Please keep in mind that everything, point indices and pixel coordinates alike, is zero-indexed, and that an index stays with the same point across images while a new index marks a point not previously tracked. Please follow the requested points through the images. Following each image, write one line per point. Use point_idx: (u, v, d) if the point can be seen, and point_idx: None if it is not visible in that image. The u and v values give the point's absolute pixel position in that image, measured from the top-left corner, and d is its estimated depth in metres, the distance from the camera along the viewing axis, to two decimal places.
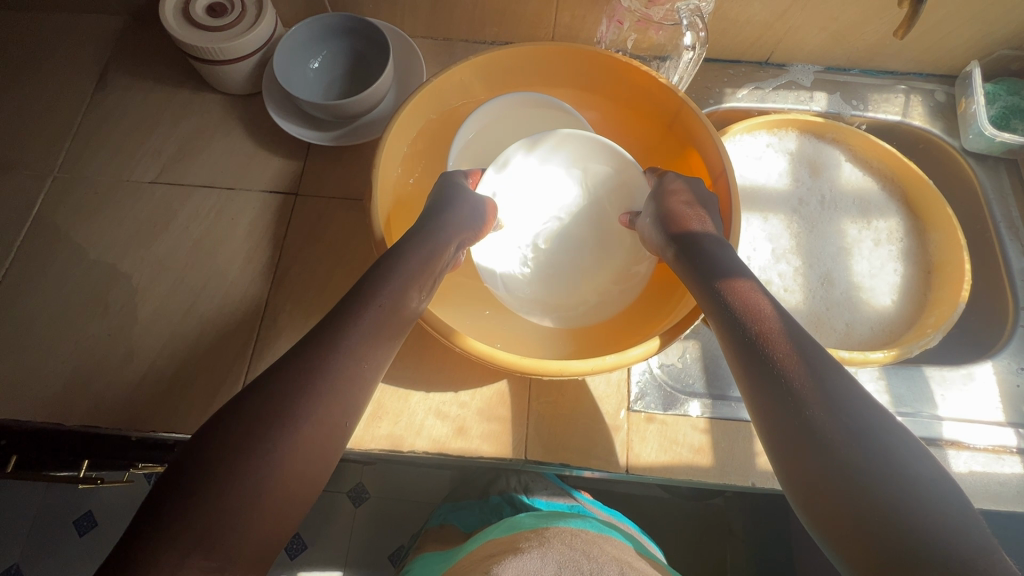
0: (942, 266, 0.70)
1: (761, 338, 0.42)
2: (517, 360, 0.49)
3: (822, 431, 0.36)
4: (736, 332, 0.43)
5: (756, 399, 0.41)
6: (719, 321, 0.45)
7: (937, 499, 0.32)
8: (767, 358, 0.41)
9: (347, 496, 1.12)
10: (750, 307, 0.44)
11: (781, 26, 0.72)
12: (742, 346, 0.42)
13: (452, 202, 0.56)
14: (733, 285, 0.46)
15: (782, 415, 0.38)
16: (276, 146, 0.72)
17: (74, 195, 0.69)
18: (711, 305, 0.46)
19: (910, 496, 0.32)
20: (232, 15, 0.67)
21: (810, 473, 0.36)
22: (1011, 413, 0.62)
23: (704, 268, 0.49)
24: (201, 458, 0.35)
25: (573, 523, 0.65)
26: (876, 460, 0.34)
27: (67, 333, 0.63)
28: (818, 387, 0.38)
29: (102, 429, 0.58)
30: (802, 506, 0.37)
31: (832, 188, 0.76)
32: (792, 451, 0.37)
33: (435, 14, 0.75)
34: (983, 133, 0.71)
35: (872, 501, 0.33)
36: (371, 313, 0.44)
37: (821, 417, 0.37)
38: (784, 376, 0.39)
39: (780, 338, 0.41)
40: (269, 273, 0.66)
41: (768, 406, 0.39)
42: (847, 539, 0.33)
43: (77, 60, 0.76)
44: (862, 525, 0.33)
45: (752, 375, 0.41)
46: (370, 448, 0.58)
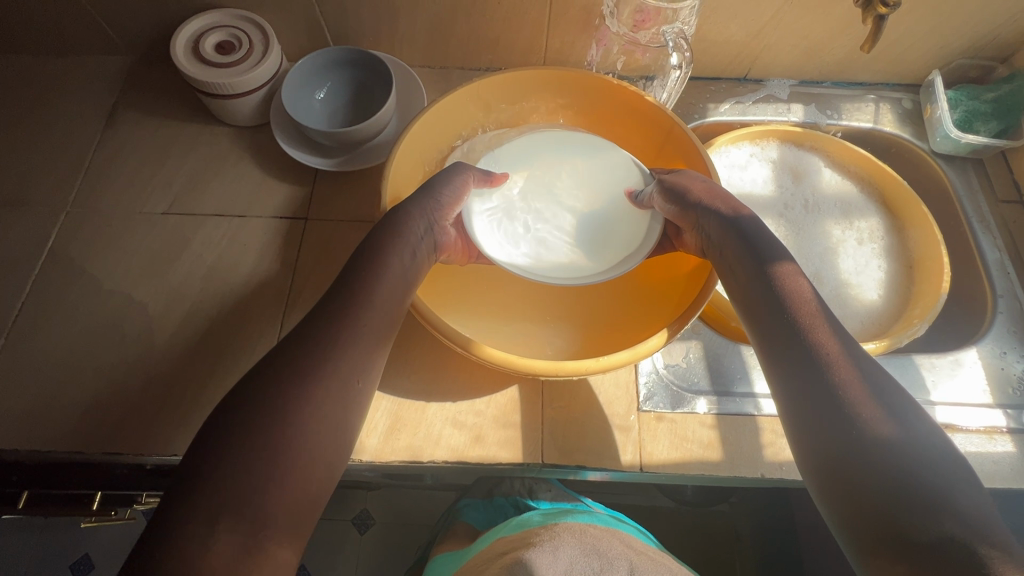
0: (923, 261, 0.75)
1: (802, 321, 0.45)
2: (514, 361, 0.51)
3: (857, 411, 0.39)
4: (775, 313, 0.46)
5: (783, 369, 0.44)
6: (761, 301, 0.48)
7: (946, 481, 0.36)
8: (806, 338, 0.43)
9: (352, 523, 1.11)
10: (794, 293, 0.46)
11: (757, 44, 0.78)
12: (775, 322, 0.46)
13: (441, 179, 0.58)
14: (780, 269, 0.48)
15: (806, 387, 0.42)
16: (284, 173, 0.75)
17: (87, 229, 0.71)
18: (751, 282, 0.49)
19: (940, 480, 0.36)
20: (241, 51, 0.71)
21: (838, 450, 0.39)
22: (998, 395, 0.65)
23: (753, 245, 0.50)
24: (219, 454, 0.36)
25: (580, 518, 0.66)
26: (908, 442, 0.38)
27: (84, 362, 0.63)
28: (857, 371, 0.41)
29: (124, 455, 0.59)
30: (816, 477, 0.40)
31: (814, 192, 0.81)
32: (811, 418, 0.41)
33: (433, 45, 0.79)
34: (950, 135, 0.76)
35: (901, 479, 0.36)
36: (373, 310, 0.47)
37: (860, 398, 0.40)
38: (821, 352, 0.42)
39: (821, 322, 0.44)
40: (283, 295, 0.67)
41: (801, 381, 0.42)
42: (866, 512, 0.37)
43: (86, 100, 0.78)
44: (870, 492, 0.37)
45: (788, 350, 0.44)
46: (390, 460, 0.59)
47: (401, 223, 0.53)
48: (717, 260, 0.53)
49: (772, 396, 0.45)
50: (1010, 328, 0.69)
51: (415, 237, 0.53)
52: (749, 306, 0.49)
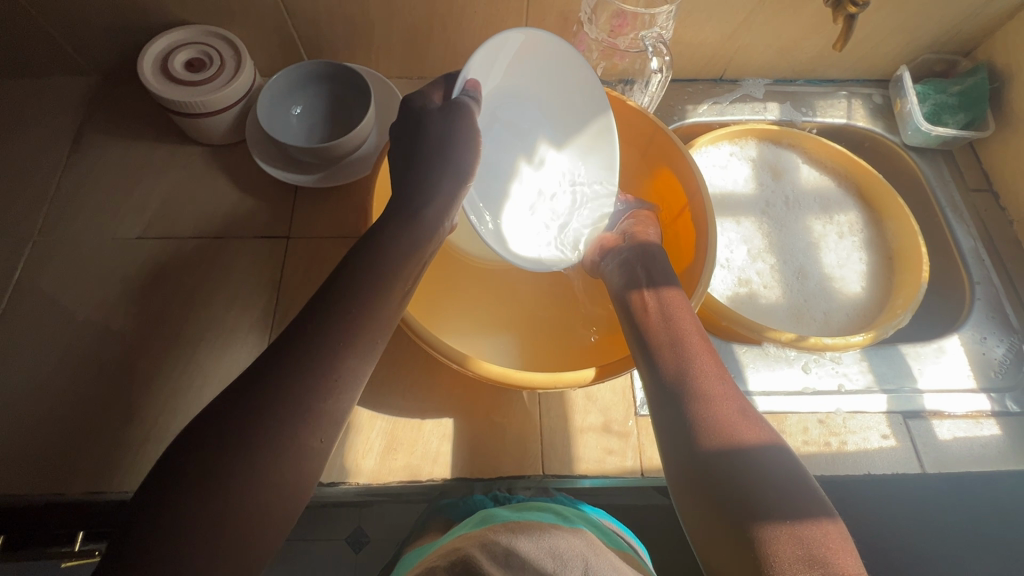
0: (901, 251, 0.77)
1: (683, 340, 0.48)
2: (502, 372, 0.51)
3: (723, 429, 0.42)
4: (661, 331, 0.49)
5: (659, 382, 0.46)
6: (650, 319, 0.51)
7: (796, 494, 0.38)
8: (684, 356, 0.47)
9: (345, 543, 1.02)
10: (679, 317, 0.50)
11: (731, 45, 0.79)
12: (651, 342, 0.49)
13: (445, 161, 0.49)
14: (669, 294, 0.53)
15: (677, 400, 0.44)
16: (263, 191, 0.73)
17: (57, 258, 0.68)
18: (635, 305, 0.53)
19: (789, 489, 0.39)
20: (212, 69, 0.69)
21: (702, 464, 0.41)
22: (981, 379, 0.66)
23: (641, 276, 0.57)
24: (193, 499, 0.33)
25: (547, 518, 0.55)
26: (764, 453, 0.41)
27: (60, 398, 0.61)
28: (725, 387, 0.44)
29: (107, 493, 0.57)
30: (683, 493, 0.42)
31: (794, 189, 0.82)
32: (680, 430, 0.43)
33: (410, 56, 0.78)
34: (920, 128, 0.78)
35: (753, 495, 0.38)
36: (370, 328, 0.42)
37: (725, 411, 0.43)
38: (695, 370, 0.46)
39: (702, 346, 0.48)
40: (268, 316, 0.66)
41: (672, 397, 0.45)
42: (723, 525, 0.39)
43: (49, 123, 0.75)
44: (727, 501, 0.39)
45: (660, 364, 0.47)
46: (388, 481, 0.58)
47: None
48: (626, 283, 0.58)
49: (649, 407, 0.47)
50: (988, 314, 0.71)
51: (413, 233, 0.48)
52: (633, 327, 0.52)
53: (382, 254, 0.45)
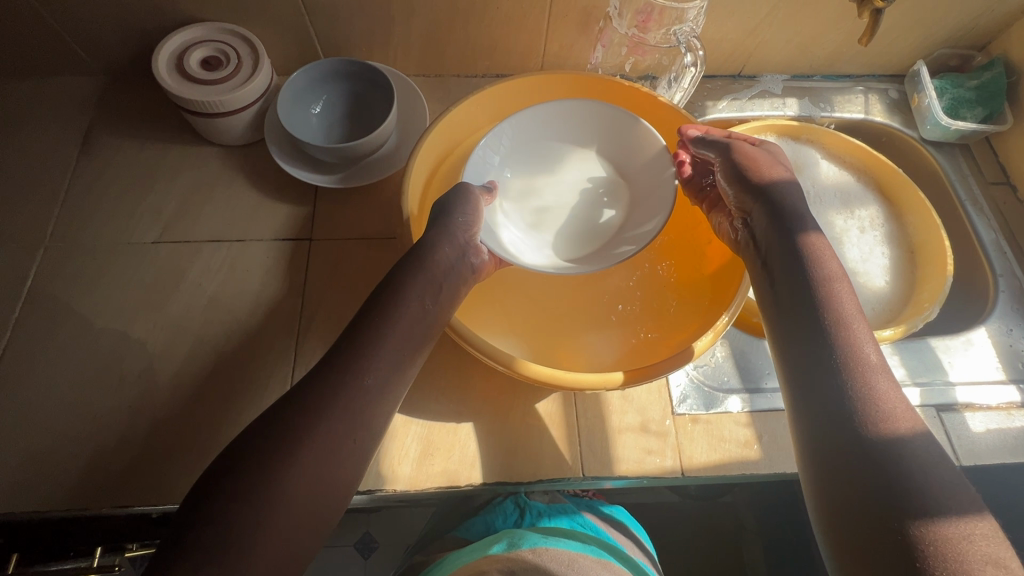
0: (923, 244, 0.77)
1: (826, 305, 0.47)
2: (549, 373, 0.51)
3: (864, 401, 0.42)
4: (799, 291, 0.49)
5: (796, 346, 0.47)
6: (785, 278, 0.50)
7: (938, 481, 0.38)
8: (825, 323, 0.46)
9: (354, 548, 0.99)
10: (824, 278, 0.49)
11: (752, 42, 0.78)
12: (804, 297, 0.48)
13: (455, 206, 0.56)
14: (811, 253, 0.51)
15: (815, 366, 0.45)
16: (282, 192, 0.71)
17: (70, 265, 0.65)
18: (782, 254, 0.52)
19: (938, 471, 0.39)
20: (228, 67, 0.67)
21: (851, 428, 0.41)
22: (1009, 370, 0.67)
23: (785, 221, 0.53)
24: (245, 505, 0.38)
25: (571, 545, 0.63)
26: (915, 431, 0.41)
27: (80, 410, 0.58)
28: (878, 358, 0.44)
29: (133, 507, 0.54)
30: (820, 453, 0.43)
31: (815, 184, 0.82)
32: (816, 397, 0.44)
33: (429, 53, 0.77)
34: (940, 123, 0.79)
35: (890, 469, 0.39)
36: (393, 338, 0.47)
37: (880, 384, 0.43)
38: (839, 339, 0.45)
39: (850, 315, 0.47)
40: (294, 321, 0.64)
41: (826, 356, 0.45)
42: (863, 490, 0.39)
43: (56, 125, 0.73)
44: (860, 470, 0.40)
45: (805, 329, 0.47)
46: (426, 488, 0.56)
47: (433, 244, 0.53)
48: (757, 244, 0.54)
49: (784, 368, 0.48)
50: (1013, 306, 0.71)
51: (435, 261, 0.52)
52: (781, 277, 0.51)
53: (404, 285, 0.50)
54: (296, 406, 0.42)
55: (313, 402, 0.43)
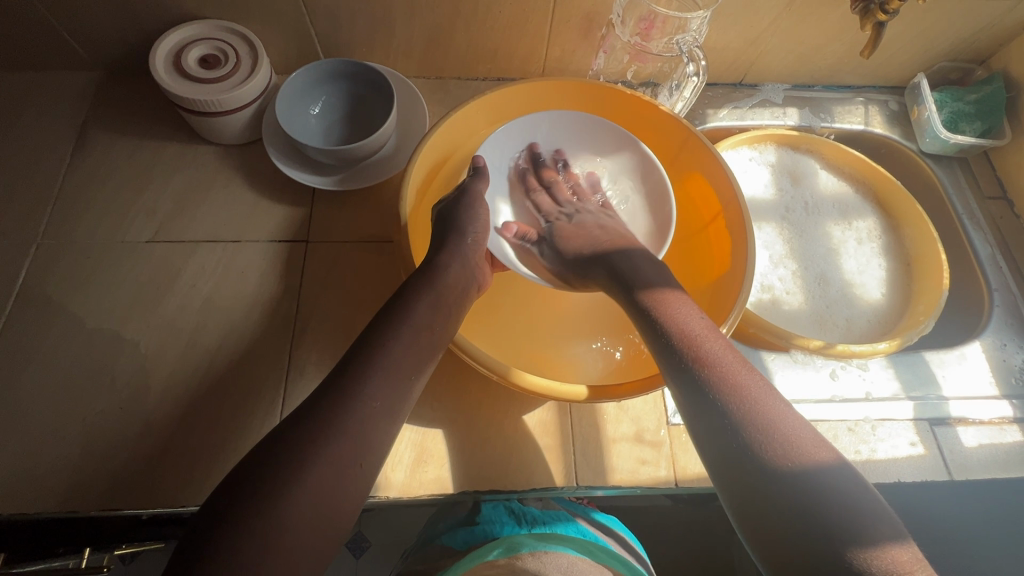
0: (920, 257, 0.77)
1: (694, 349, 0.45)
2: (544, 384, 0.51)
3: (765, 447, 0.39)
4: (663, 340, 0.47)
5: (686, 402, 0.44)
6: (648, 329, 0.49)
7: (853, 515, 0.36)
8: (702, 367, 0.44)
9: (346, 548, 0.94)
10: (673, 320, 0.48)
11: (754, 51, 0.78)
12: (680, 365, 0.45)
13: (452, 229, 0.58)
14: (658, 298, 0.50)
15: (710, 420, 0.42)
16: (280, 193, 0.70)
17: (63, 263, 0.65)
18: (648, 324, 0.49)
19: (858, 510, 0.36)
20: (227, 66, 0.66)
21: (766, 497, 0.37)
22: (1002, 386, 0.67)
23: (628, 283, 0.53)
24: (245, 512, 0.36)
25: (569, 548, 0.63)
26: (827, 472, 0.38)
27: (71, 411, 0.58)
28: (758, 389, 0.42)
29: (122, 510, 0.54)
30: (750, 531, 0.39)
31: (813, 195, 0.82)
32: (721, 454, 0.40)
33: (430, 55, 0.76)
34: (939, 136, 0.79)
35: (812, 522, 0.36)
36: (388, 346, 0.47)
37: (774, 422, 0.40)
38: (724, 382, 0.43)
39: (716, 348, 0.45)
40: (289, 324, 0.63)
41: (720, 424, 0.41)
42: (802, 567, 0.35)
43: (51, 120, 0.72)
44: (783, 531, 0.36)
45: (688, 379, 0.44)
46: (419, 495, 0.56)
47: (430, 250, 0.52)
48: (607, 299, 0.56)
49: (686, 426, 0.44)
50: (1007, 321, 0.72)
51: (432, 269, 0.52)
52: (654, 346, 0.48)
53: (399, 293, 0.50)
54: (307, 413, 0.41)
55: (322, 409, 0.41)
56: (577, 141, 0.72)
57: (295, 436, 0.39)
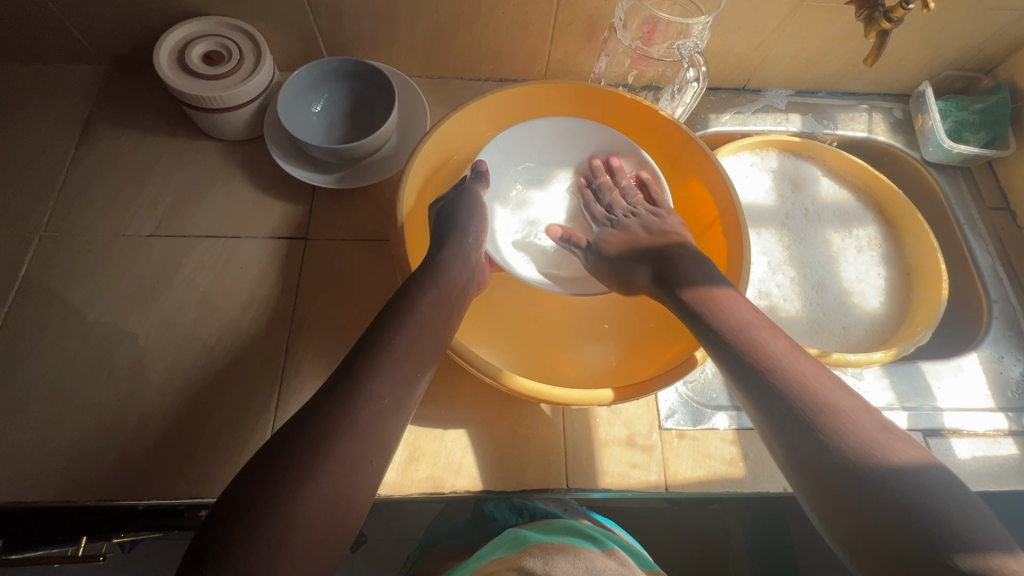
0: (920, 267, 0.77)
1: (742, 337, 0.44)
2: (531, 386, 0.51)
3: (834, 434, 0.37)
4: (705, 328, 0.47)
5: (744, 390, 0.43)
6: (689, 318, 0.49)
7: (944, 503, 0.33)
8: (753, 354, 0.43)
9: None
10: (716, 308, 0.48)
11: (758, 55, 0.78)
12: (733, 353, 0.44)
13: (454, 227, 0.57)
14: (695, 289, 0.50)
15: (771, 407, 0.40)
16: (280, 190, 0.71)
17: (65, 255, 0.65)
18: (696, 324, 0.48)
19: (959, 505, 0.33)
20: (230, 63, 0.67)
21: (856, 498, 0.34)
22: (998, 399, 0.67)
23: (671, 281, 0.52)
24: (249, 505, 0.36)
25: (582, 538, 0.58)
26: (918, 466, 0.35)
27: (70, 402, 0.58)
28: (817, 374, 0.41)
29: (118, 501, 0.55)
30: (833, 525, 0.36)
31: (814, 202, 0.82)
32: (788, 441, 0.39)
33: (432, 55, 0.76)
34: (942, 145, 0.78)
35: (901, 511, 0.33)
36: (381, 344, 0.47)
37: (838, 405, 0.38)
38: (781, 368, 0.41)
39: (767, 338, 0.44)
40: (286, 320, 0.64)
41: (797, 424, 0.38)
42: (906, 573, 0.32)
43: (56, 113, 0.72)
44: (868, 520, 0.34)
45: (745, 365, 0.43)
46: (410, 493, 0.57)
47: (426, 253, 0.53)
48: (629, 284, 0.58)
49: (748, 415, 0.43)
50: (1005, 333, 0.71)
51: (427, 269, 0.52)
52: (702, 341, 0.47)
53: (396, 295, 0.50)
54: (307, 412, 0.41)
55: (318, 408, 0.41)
56: (576, 147, 0.72)
57: (286, 431, 0.40)
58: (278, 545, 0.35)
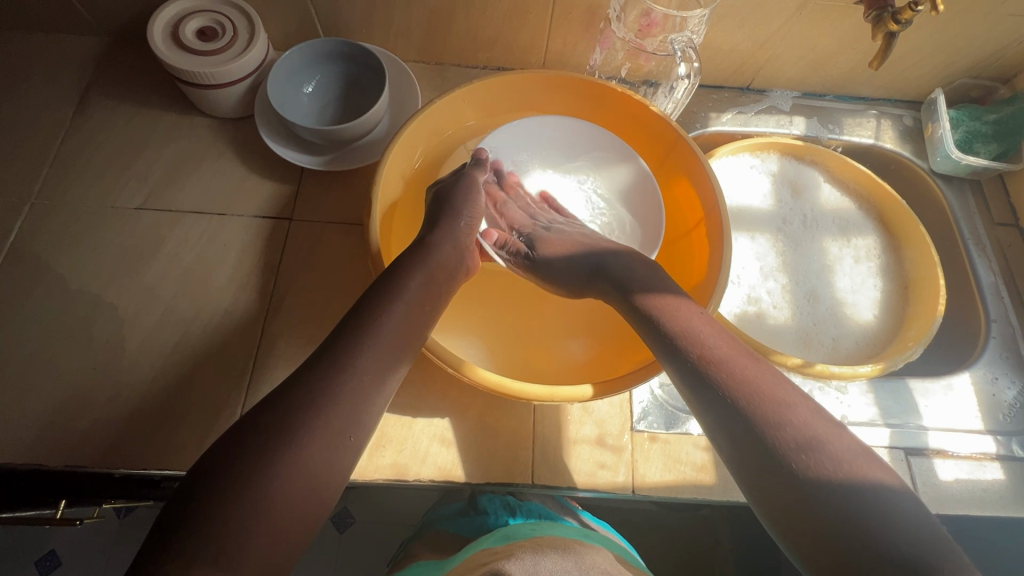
0: (918, 281, 0.74)
1: (690, 338, 0.43)
2: (495, 380, 0.51)
3: (776, 436, 0.36)
4: (655, 328, 0.46)
5: (692, 392, 0.41)
6: (643, 321, 0.48)
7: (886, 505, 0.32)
8: (700, 356, 0.42)
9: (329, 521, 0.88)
10: (667, 310, 0.46)
11: (763, 54, 0.76)
12: (680, 354, 0.43)
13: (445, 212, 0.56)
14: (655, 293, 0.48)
15: (716, 409, 0.39)
16: (268, 169, 0.71)
17: (54, 223, 0.66)
18: (649, 327, 0.47)
19: (898, 505, 0.32)
20: (223, 39, 0.66)
21: (800, 501, 0.33)
22: (989, 422, 0.65)
23: (627, 288, 0.51)
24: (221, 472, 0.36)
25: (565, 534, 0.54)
26: (856, 467, 0.34)
27: (47, 368, 0.59)
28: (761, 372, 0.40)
29: (86, 468, 0.55)
30: (776, 526, 0.35)
31: (813, 208, 0.79)
32: (733, 442, 0.38)
33: (429, 40, 0.75)
34: (950, 156, 0.75)
35: (842, 514, 0.32)
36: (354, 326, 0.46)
37: (779, 407, 0.37)
38: (723, 367, 0.40)
39: (714, 339, 0.43)
40: (265, 299, 0.64)
41: (739, 429, 0.37)
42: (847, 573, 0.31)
43: (55, 83, 0.73)
44: (810, 521, 0.33)
45: (691, 368, 0.42)
46: (374, 479, 0.57)
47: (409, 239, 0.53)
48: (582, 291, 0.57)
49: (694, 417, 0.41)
50: (1002, 354, 0.69)
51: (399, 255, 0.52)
52: (652, 341, 0.46)
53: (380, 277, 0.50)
54: (279, 392, 0.40)
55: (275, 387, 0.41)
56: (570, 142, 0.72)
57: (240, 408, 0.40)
58: (242, 518, 0.34)
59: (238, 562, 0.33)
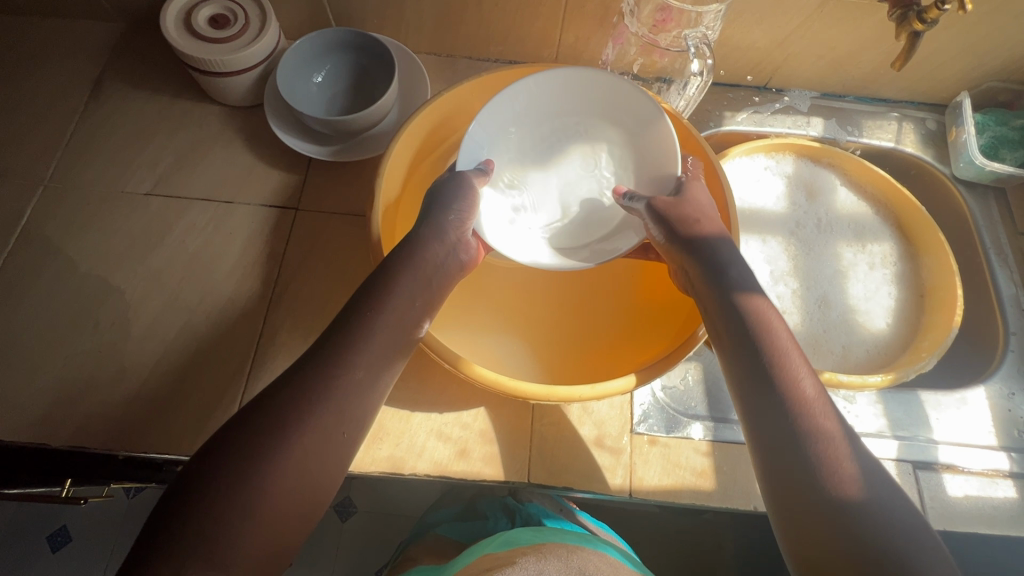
0: (935, 290, 0.72)
1: (758, 341, 0.45)
2: (493, 377, 0.50)
3: (814, 450, 0.40)
4: (729, 317, 0.48)
5: (745, 391, 0.45)
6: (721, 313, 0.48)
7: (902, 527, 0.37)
8: (761, 360, 0.44)
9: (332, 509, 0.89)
10: (755, 310, 0.47)
11: (781, 53, 0.74)
12: (752, 351, 0.45)
13: (448, 207, 0.55)
14: (742, 287, 0.49)
15: (764, 415, 0.43)
16: (276, 158, 0.71)
17: (66, 206, 0.67)
18: (725, 319, 0.48)
19: (909, 529, 0.37)
20: (235, 27, 0.66)
21: (821, 507, 0.38)
22: (1003, 438, 0.63)
23: (721, 275, 0.50)
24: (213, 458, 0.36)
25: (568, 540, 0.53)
26: (871, 492, 0.38)
27: (54, 349, 0.60)
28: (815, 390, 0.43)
29: (88, 449, 0.56)
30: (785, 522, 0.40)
31: (828, 212, 0.78)
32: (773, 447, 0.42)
33: (440, 32, 0.75)
34: (973, 162, 0.73)
35: (861, 525, 0.37)
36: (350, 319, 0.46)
37: (823, 424, 0.41)
38: (780, 377, 0.43)
39: (787, 351, 0.45)
40: (268, 288, 0.64)
41: (784, 438, 0.41)
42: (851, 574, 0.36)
43: (71, 68, 0.74)
44: (818, 524, 0.38)
45: (756, 368, 0.44)
46: (370, 471, 0.57)
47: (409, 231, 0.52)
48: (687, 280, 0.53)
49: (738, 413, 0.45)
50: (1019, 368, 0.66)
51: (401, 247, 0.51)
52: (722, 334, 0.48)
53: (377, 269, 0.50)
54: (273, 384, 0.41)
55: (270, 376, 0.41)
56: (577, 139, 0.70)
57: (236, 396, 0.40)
58: (229, 505, 0.34)
59: (227, 549, 0.33)
